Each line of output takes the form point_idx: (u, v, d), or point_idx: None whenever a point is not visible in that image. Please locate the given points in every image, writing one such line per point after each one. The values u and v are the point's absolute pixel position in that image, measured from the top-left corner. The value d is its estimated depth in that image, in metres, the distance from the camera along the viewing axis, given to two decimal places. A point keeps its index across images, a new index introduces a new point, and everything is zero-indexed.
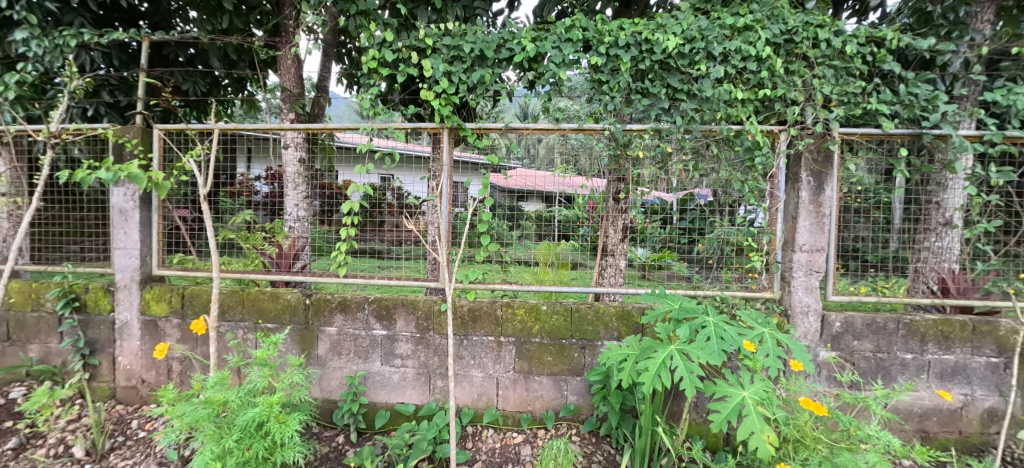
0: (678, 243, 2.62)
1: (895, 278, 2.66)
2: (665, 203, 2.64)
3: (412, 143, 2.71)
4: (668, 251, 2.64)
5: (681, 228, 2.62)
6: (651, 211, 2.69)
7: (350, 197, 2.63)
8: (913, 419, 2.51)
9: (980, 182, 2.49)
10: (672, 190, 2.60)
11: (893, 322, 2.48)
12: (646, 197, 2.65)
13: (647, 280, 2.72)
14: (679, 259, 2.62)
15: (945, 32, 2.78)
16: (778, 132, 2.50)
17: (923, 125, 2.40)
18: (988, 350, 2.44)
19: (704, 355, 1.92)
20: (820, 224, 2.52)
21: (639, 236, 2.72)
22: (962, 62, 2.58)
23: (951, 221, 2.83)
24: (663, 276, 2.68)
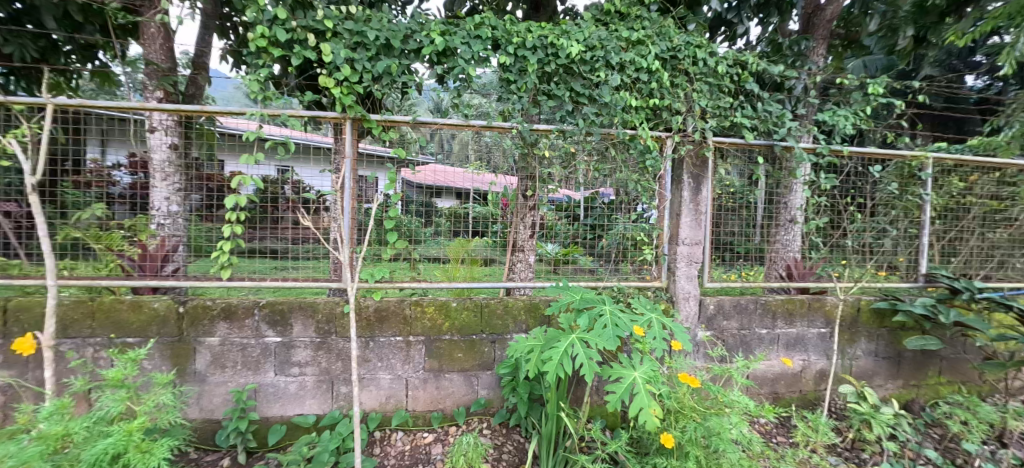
0: (586, 238, 2.80)
1: (755, 266, 3.13)
2: (572, 201, 2.78)
3: (310, 133, 2.50)
4: (574, 247, 2.81)
5: (587, 224, 2.80)
6: (560, 210, 2.77)
7: (244, 189, 2.37)
8: (767, 384, 2.98)
9: (813, 185, 3.04)
10: (579, 189, 2.76)
11: (754, 304, 2.92)
12: (557, 195, 2.75)
13: (556, 273, 2.84)
14: (584, 253, 2.81)
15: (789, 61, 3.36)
16: (665, 138, 2.79)
17: (775, 138, 2.87)
18: (818, 322, 3.00)
19: (602, 342, 2.05)
20: (698, 220, 2.88)
21: (548, 232, 2.77)
22: (803, 87, 3.11)
23: (795, 219, 3.13)
24: (569, 270, 2.83)
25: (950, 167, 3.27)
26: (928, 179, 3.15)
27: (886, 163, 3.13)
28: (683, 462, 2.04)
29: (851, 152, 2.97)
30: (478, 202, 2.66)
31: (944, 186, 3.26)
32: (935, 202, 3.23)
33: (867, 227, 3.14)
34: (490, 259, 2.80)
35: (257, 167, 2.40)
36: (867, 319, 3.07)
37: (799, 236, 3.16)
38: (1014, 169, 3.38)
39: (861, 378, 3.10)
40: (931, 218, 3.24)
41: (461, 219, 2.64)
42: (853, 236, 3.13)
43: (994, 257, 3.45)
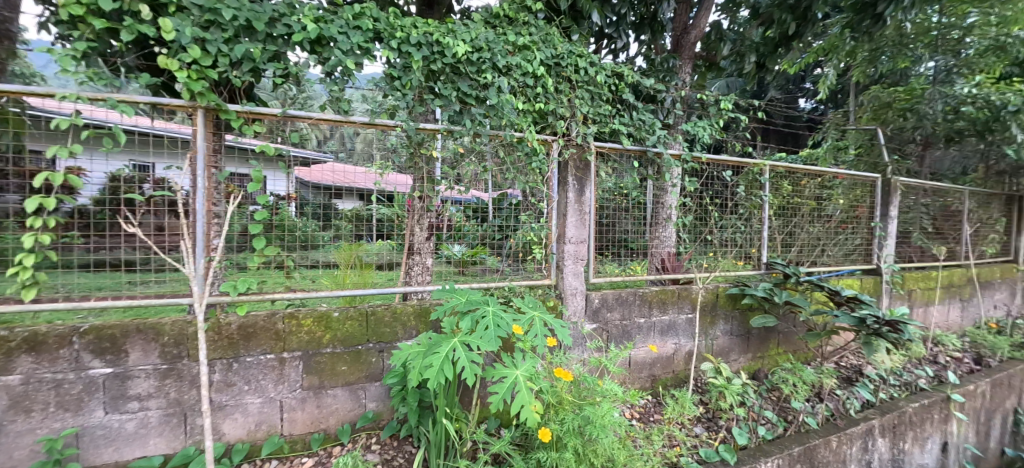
0: (493, 239, 2.83)
1: (637, 261, 3.39)
2: (481, 202, 2.78)
3: (160, 120, 2.14)
4: (482, 247, 2.80)
5: (495, 225, 2.83)
6: (470, 210, 2.78)
7: (82, 194, 1.99)
8: (647, 368, 3.23)
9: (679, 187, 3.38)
10: (489, 190, 2.76)
11: (632, 295, 3.16)
12: (463, 196, 2.74)
13: (465, 275, 2.79)
14: (491, 254, 2.82)
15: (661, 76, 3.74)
16: (551, 141, 2.88)
17: (647, 144, 3.16)
18: (685, 309, 3.36)
19: (483, 344, 2.03)
20: (582, 220, 3.04)
21: (455, 233, 2.74)
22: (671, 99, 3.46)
23: (670, 218, 3.39)
24: (478, 271, 2.80)
25: (783, 173, 3.87)
26: (765, 183, 3.71)
27: (735, 169, 3.60)
28: (562, 453, 2.08)
29: (707, 158, 3.36)
30: (382, 203, 2.58)
31: (779, 188, 3.85)
32: (772, 201, 3.80)
33: (721, 224, 3.59)
34: (382, 263, 2.72)
35: (100, 162, 2.01)
36: (723, 303, 3.52)
37: (677, 234, 3.47)
38: (830, 175, 4.17)
39: (719, 356, 3.53)
40: (769, 215, 3.81)
41: (364, 220, 2.54)
42: (709, 231, 3.56)
43: (816, 248, 4.19)
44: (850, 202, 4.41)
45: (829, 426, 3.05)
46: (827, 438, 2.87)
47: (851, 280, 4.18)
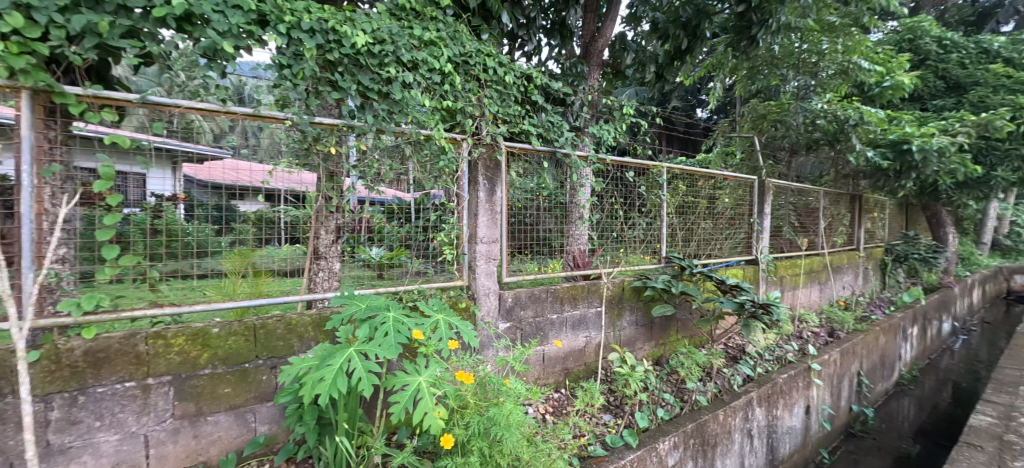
0: (416, 240, 2.77)
1: (549, 260, 3.42)
2: (401, 202, 2.69)
3: None
4: (402, 249, 2.71)
5: (418, 226, 2.77)
6: (389, 211, 2.66)
7: None
8: (559, 362, 3.29)
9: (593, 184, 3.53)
10: (410, 191, 2.69)
11: (544, 292, 3.20)
12: (382, 196, 2.60)
13: (381, 279, 2.65)
14: (411, 256, 2.74)
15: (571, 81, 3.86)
16: (460, 141, 2.81)
17: (556, 145, 3.22)
18: (595, 303, 3.47)
19: (381, 352, 1.91)
20: (493, 219, 3.01)
21: (376, 235, 2.61)
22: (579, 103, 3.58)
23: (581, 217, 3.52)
24: (397, 274, 2.70)
25: (679, 175, 4.18)
26: (663, 183, 3.97)
27: (637, 170, 3.81)
28: (467, 457, 2.02)
29: (611, 160, 3.51)
30: (293, 204, 2.39)
31: (676, 189, 4.16)
32: (670, 200, 4.09)
33: (624, 222, 3.79)
34: (273, 270, 2.40)
35: None
36: (629, 295, 3.70)
37: (588, 231, 3.56)
38: (721, 177, 4.65)
39: (626, 346, 3.71)
40: (668, 212, 4.09)
41: (270, 224, 2.32)
42: (615, 228, 3.72)
43: (709, 242, 4.60)
44: (734, 201, 4.90)
45: (717, 402, 3.35)
46: (715, 413, 3.15)
47: (736, 270, 4.65)
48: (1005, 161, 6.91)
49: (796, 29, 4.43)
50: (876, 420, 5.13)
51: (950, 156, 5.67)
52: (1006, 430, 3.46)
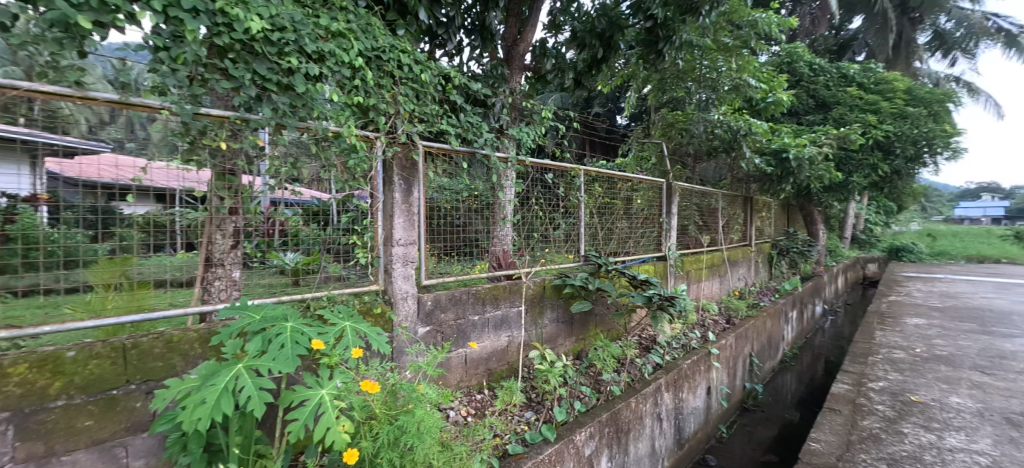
0: (338, 245, 2.60)
1: (472, 261, 3.36)
2: (323, 204, 2.50)
3: None
4: (322, 253, 2.53)
5: (341, 228, 2.61)
6: (310, 213, 2.47)
7: None
8: (482, 363, 3.22)
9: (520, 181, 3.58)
10: (331, 191, 2.50)
11: (465, 294, 3.12)
12: (300, 198, 2.40)
13: (299, 286, 2.46)
14: (333, 261, 2.58)
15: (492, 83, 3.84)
16: (374, 138, 2.62)
17: (476, 146, 3.12)
18: (517, 302, 3.45)
19: (276, 366, 1.74)
20: (411, 221, 2.88)
21: (291, 239, 2.40)
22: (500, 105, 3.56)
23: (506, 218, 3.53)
24: (316, 280, 2.51)
25: (596, 177, 4.34)
26: (580, 185, 4.07)
27: (555, 171, 3.86)
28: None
29: (530, 162, 3.51)
30: (190, 206, 2.15)
31: (593, 191, 4.31)
32: (587, 202, 4.23)
33: (544, 221, 3.84)
34: (166, 280, 2.17)
35: None
36: (550, 293, 3.75)
37: (509, 231, 3.56)
38: (637, 180, 4.94)
39: (547, 343, 3.75)
40: (585, 212, 4.21)
41: (166, 228, 2.10)
42: (536, 227, 3.76)
43: (627, 240, 4.87)
44: (647, 202, 5.21)
45: (629, 390, 3.53)
46: (627, 401, 3.32)
47: (648, 266, 4.94)
48: (860, 169, 8.10)
49: (697, 47, 4.82)
50: (764, 394, 5.76)
51: (817, 164, 6.53)
52: (859, 395, 4.05)
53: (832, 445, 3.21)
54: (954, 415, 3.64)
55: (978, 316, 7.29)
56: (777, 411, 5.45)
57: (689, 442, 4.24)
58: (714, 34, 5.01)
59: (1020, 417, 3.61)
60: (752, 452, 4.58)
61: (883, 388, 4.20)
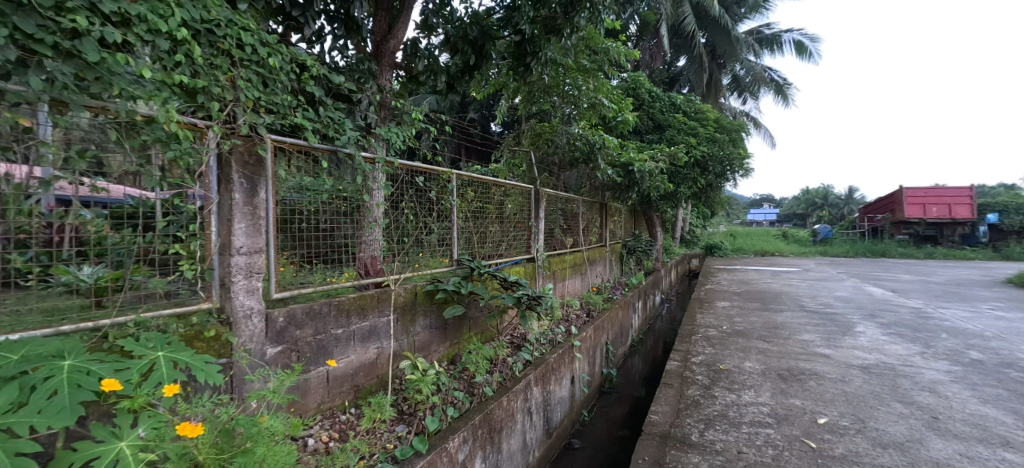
0: (158, 254, 2.10)
1: (337, 269, 3.01)
2: (140, 203, 2.01)
3: None
4: (135, 266, 2.04)
5: (167, 234, 2.12)
6: (117, 216, 1.96)
7: None
8: (348, 379, 2.90)
9: (389, 175, 3.33)
10: (154, 188, 2.03)
11: (325, 306, 2.76)
12: (106, 196, 1.90)
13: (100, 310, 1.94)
14: (152, 274, 2.08)
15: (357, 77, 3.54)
16: (204, 127, 2.18)
17: (336, 143, 2.81)
18: (387, 311, 3.20)
19: (45, 422, 1.34)
20: (256, 225, 2.45)
21: (91, 248, 1.89)
22: (368, 102, 3.29)
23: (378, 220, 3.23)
24: (128, 301, 2.00)
25: (467, 182, 4.29)
26: (453, 189, 4.00)
27: (427, 174, 3.72)
28: None
29: (401, 164, 3.32)
30: None
31: (465, 195, 4.25)
32: (459, 206, 4.16)
33: (417, 225, 3.63)
34: None
35: None
36: (422, 300, 3.57)
37: (379, 235, 3.27)
38: (508, 186, 5.05)
39: (420, 351, 3.55)
40: (458, 216, 4.12)
41: None
42: (410, 232, 3.53)
43: (500, 243, 4.95)
44: (517, 207, 5.36)
45: (501, 389, 3.55)
46: (499, 400, 3.32)
47: (519, 268, 5.08)
48: (686, 181, 9.56)
49: (560, 67, 5.15)
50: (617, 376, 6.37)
51: (655, 175, 7.50)
52: (685, 368, 4.70)
53: (667, 415, 3.64)
54: (746, 376, 4.44)
55: (764, 297, 9.13)
56: (628, 390, 6.06)
57: (557, 430, 4.44)
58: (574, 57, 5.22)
59: (786, 372, 4.56)
60: (609, 431, 4.99)
61: (700, 361, 4.94)
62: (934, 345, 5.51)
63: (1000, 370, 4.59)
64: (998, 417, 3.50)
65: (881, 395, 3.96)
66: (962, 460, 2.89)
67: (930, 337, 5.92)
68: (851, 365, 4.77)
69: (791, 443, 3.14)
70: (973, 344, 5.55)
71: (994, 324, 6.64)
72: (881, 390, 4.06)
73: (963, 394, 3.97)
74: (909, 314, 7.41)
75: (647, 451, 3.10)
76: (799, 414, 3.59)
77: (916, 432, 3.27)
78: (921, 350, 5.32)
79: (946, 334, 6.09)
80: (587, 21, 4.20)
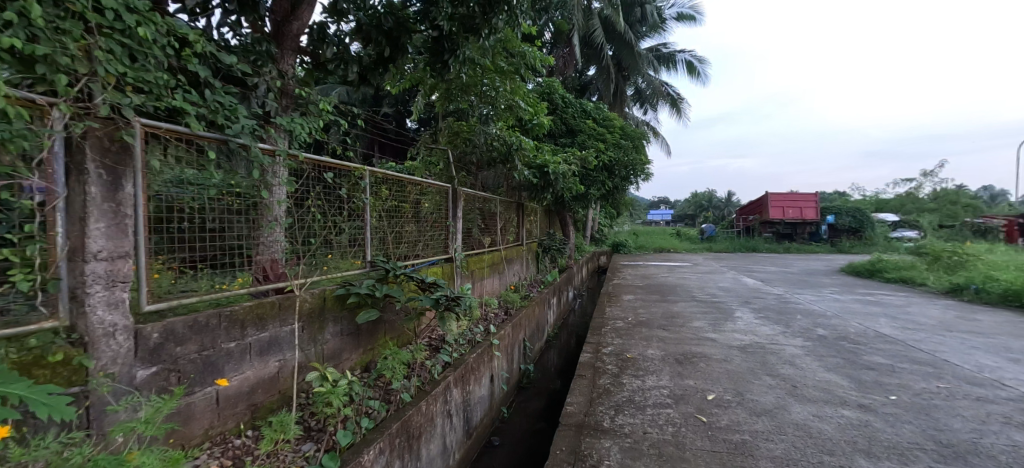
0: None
1: (228, 275, 2.67)
2: None
3: None
4: None
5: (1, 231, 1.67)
6: None
7: None
8: (243, 398, 2.58)
9: (292, 171, 3.01)
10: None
11: (213, 317, 2.42)
12: None
13: None
14: None
15: (254, 59, 3.12)
16: (48, 105, 1.78)
17: (227, 132, 2.46)
18: (291, 319, 2.91)
19: None
20: (121, 226, 2.06)
21: None
22: (266, 89, 2.97)
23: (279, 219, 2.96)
24: None
25: (381, 179, 4.06)
26: (366, 187, 3.76)
27: (337, 170, 3.44)
28: None
29: (306, 158, 3.03)
30: None
31: (379, 193, 4.02)
32: (373, 204, 3.91)
33: (325, 224, 3.33)
34: None
35: None
36: (331, 305, 3.30)
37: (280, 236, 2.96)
38: (425, 184, 4.90)
39: (330, 361, 3.28)
40: (371, 215, 3.89)
41: None
42: (316, 232, 3.24)
43: (417, 243, 4.76)
44: (434, 206, 5.21)
45: (420, 394, 3.40)
46: (418, 406, 3.18)
47: (436, 269, 4.95)
48: (595, 184, 10.05)
49: (477, 67, 5.08)
50: (534, 370, 6.49)
51: (568, 177, 7.78)
52: (596, 359, 4.89)
53: (581, 405, 3.73)
54: (648, 363, 4.73)
55: (662, 289, 9.91)
56: (544, 384, 6.19)
57: (476, 430, 4.38)
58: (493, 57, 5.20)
59: (682, 356, 4.94)
60: (527, 425, 5.05)
61: (609, 351, 5.18)
62: (792, 325, 6.38)
63: (838, 342, 5.44)
64: (838, 381, 4.14)
65: (755, 370, 4.47)
66: (815, 420, 3.37)
67: (790, 318, 6.86)
68: (732, 346, 5.33)
69: (686, 420, 3.41)
70: (820, 322, 6.53)
71: (834, 304, 7.90)
72: (755, 366, 4.59)
73: (814, 364, 4.63)
74: (773, 299, 8.53)
75: (565, 442, 3.16)
76: (693, 393, 3.90)
77: (782, 399, 3.74)
78: (784, 329, 6.13)
79: (800, 315, 7.09)
80: (504, 23, 4.22)
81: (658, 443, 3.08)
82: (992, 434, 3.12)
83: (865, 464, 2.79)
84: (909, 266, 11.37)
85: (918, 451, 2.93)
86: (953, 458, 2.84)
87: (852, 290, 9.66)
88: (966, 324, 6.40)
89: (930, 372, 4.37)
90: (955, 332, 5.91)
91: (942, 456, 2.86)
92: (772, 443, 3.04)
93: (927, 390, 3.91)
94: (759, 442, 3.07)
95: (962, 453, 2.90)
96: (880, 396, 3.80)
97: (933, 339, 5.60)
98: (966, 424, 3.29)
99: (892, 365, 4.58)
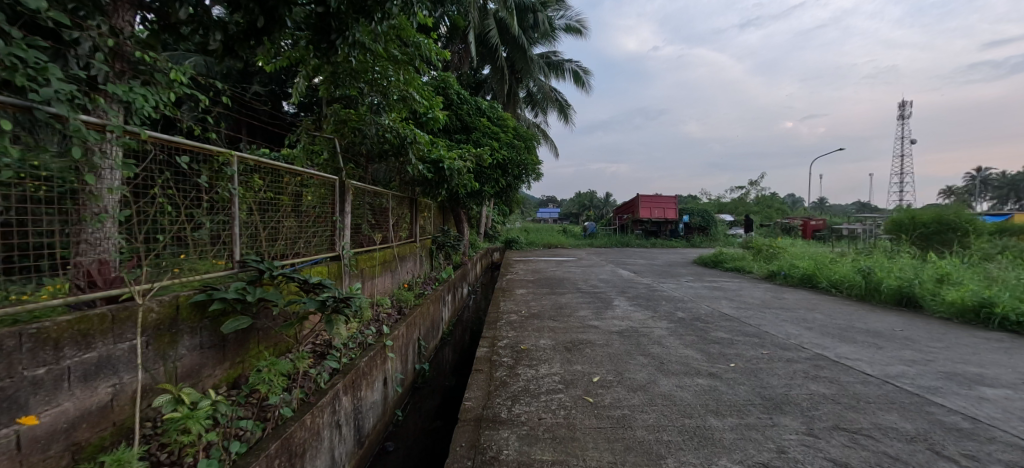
0: None
1: (31, 284, 2.12)
2: None
3: None
4: None
5: None
6: None
7: None
8: (58, 438, 2.05)
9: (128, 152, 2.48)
10: None
11: (9, 338, 1.91)
12: None
13: None
14: None
15: (70, 7, 2.39)
16: None
17: (32, 98, 1.93)
18: (130, 334, 2.39)
19: None
20: None
21: None
22: (91, 46, 2.41)
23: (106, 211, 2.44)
24: None
25: (251, 167, 3.56)
26: (233, 175, 3.26)
27: (193, 154, 2.94)
28: None
29: (152, 136, 2.56)
30: None
31: (248, 183, 3.52)
32: (242, 195, 3.41)
33: (178, 218, 2.80)
34: None
35: None
36: (187, 315, 2.79)
37: (111, 233, 2.42)
38: (306, 174, 4.43)
39: (185, 380, 2.78)
40: (240, 207, 3.38)
41: None
42: (165, 227, 2.71)
43: (298, 240, 4.27)
44: (317, 200, 4.75)
45: (302, 407, 3.05)
46: (302, 419, 2.84)
47: (321, 268, 4.50)
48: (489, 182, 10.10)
49: (368, 54, 4.64)
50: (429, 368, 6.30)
51: (462, 173, 7.70)
52: (493, 353, 4.90)
53: (479, 399, 3.68)
54: (542, 352, 4.87)
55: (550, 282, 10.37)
56: (439, 382, 6.06)
57: (369, 437, 4.10)
58: (384, 44, 4.68)
59: (571, 344, 5.18)
60: (422, 426, 4.89)
61: (505, 344, 5.23)
62: (659, 310, 7.09)
63: (693, 322, 6.18)
64: (693, 355, 4.68)
65: (630, 352, 4.85)
66: (678, 390, 3.76)
67: (656, 303, 7.63)
68: (612, 332, 5.74)
69: (576, 402, 3.56)
70: (679, 306, 7.37)
71: (689, 290, 9.01)
72: (631, 348, 4.99)
73: (676, 343, 5.18)
74: (643, 287, 9.44)
75: (463, 437, 3.08)
76: (581, 377, 4.10)
77: (652, 375, 4.11)
78: (652, 314, 6.79)
79: (664, 300, 7.94)
80: (398, 10, 3.97)
81: (552, 427, 3.16)
82: (798, 386, 3.78)
83: (715, 422, 3.18)
84: (739, 257, 13.47)
85: (751, 406, 3.42)
86: (774, 408, 3.36)
87: (699, 278, 11.12)
88: (779, 302, 7.75)
89: (757, 341, 5.16)
90: (772, 308, 7.11)
91: (766, 408, 3.38)
92: (645, 414, 3.33)
93: (755, 356, 4.60)
94: (635, 414, 3.33)
95: (779, 403, 3.46)
96: (723, 364, 4.38)
97: (759, 314, 6.67)
98: (781, 380, 3.93)
99: (731, 338, 5.32)
